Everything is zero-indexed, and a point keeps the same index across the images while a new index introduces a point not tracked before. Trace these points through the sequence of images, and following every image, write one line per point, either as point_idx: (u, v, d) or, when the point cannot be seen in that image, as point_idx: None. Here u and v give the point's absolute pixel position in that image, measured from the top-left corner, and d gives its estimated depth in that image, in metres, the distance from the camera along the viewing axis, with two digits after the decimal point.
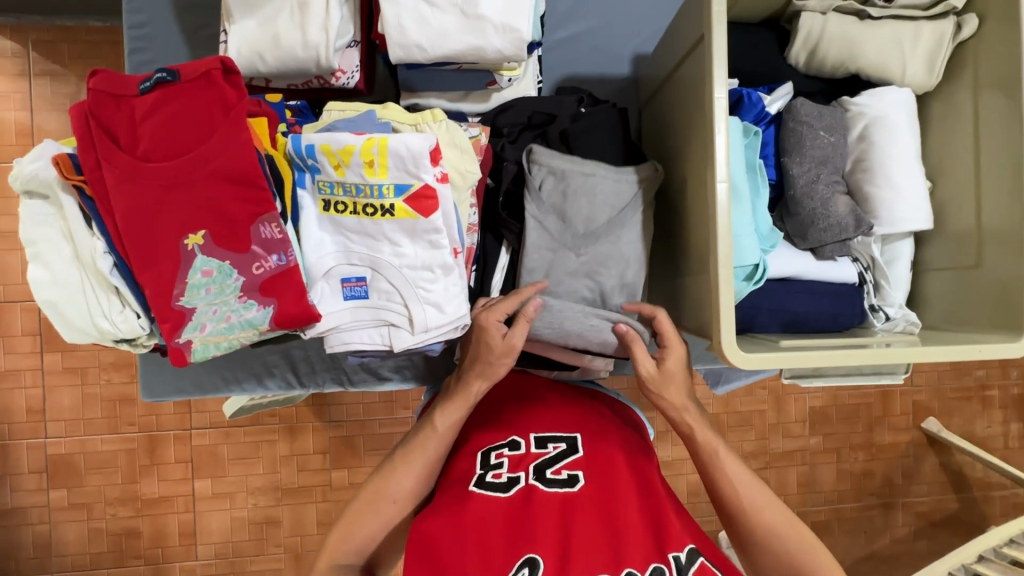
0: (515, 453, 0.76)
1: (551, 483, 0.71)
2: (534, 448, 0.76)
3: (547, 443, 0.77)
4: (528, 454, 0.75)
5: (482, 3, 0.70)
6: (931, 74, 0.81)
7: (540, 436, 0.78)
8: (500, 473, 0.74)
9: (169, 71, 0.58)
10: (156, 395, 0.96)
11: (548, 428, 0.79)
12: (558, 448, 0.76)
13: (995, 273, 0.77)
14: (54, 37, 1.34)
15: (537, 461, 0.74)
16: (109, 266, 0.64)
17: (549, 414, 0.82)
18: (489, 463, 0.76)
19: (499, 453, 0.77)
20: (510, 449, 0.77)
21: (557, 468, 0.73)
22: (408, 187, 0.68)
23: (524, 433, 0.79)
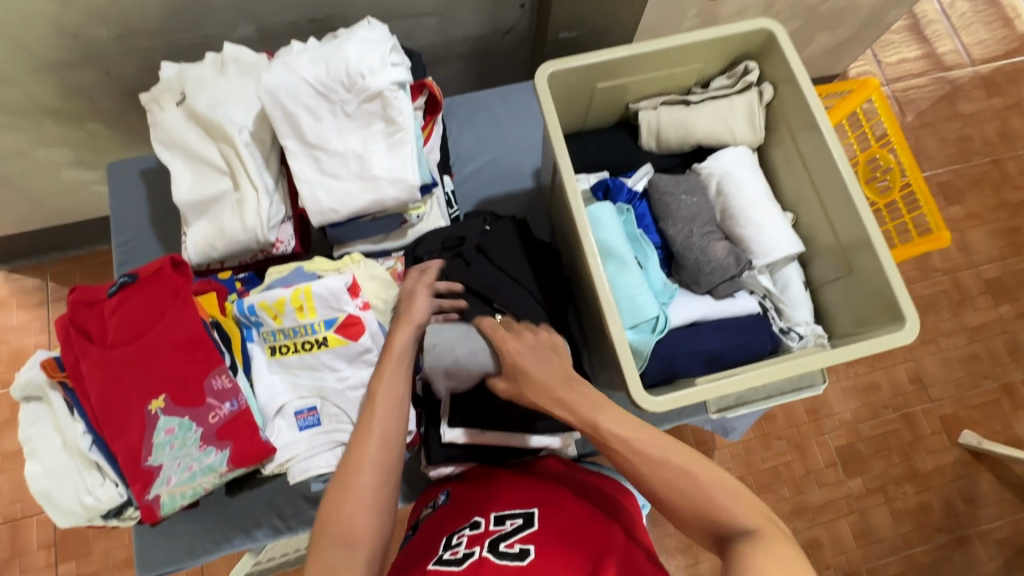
0: (475, 532, 0.73)
1: (503, 558, 0.67)
2: (493, 526, 0.73)
3: (506, 520, 0.74)
4: (485, 532, 0.72)
5: (374, 166, 0.89)
6: (754, 130, 0.99)
7: (501, 513, 0.75)
8: (456, 551, 0.71)
9: (130, 274, 0.75)
10: (152, 570, 1.00)
11: (509, 506, 0.77)
12: (515, 523, 0.72)
13: (869, 275, 0.86)
14: (68, 267, 1.60)
15: (492, 537, 0.71)
16: (88, 443, 0.75)
17: (513, 491, 0.80)
18: (450, 544, 0.73)
19: (460, 533, 0.74)
20: (471, 528, 0.74)
21: (511, 542, 0.69)
22: (336, 319, 0.81)
23: (485, 513, 0.76)
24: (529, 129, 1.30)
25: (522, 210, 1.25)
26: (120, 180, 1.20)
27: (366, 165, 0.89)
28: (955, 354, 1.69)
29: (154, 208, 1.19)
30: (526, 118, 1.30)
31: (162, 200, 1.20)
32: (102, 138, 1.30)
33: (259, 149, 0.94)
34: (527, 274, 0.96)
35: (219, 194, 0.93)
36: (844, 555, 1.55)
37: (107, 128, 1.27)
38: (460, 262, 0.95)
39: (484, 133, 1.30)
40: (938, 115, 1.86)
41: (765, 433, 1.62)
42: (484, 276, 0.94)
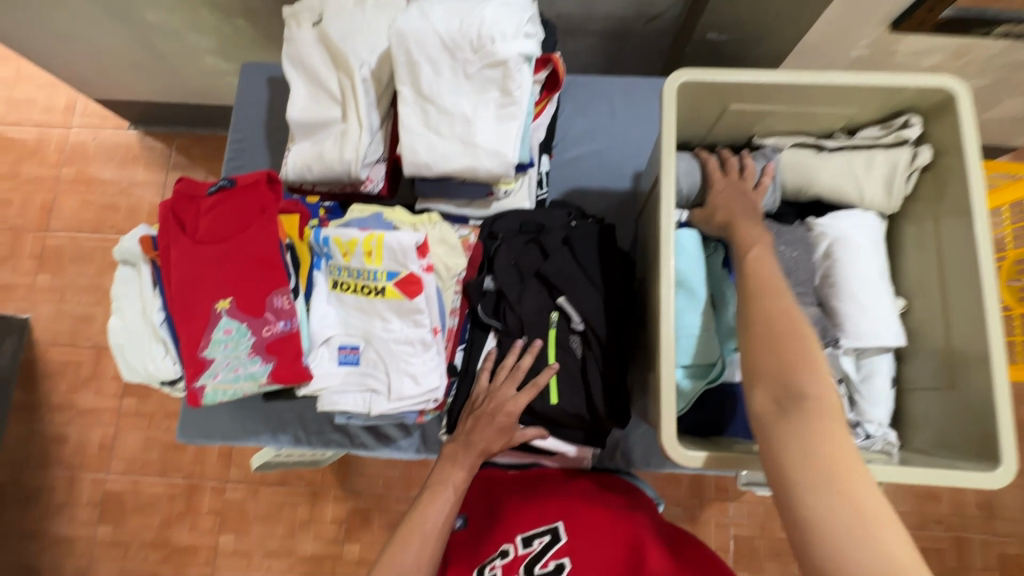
0: (506, 560, 0.80)
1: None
2: (522, 550, 0.80)
3: (533, 540, 0.80)
4: (517, 558, 0.79)
5: (478, 134, 0.88)
6: (891, 197, 0.87)
7: (525, 535, 0.82)
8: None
9: (230, 181, 0.80)
10: (188, 437, 1.11)
11: (530, 523, 0.83)
12: (543, 542, 0.80)
13: (973, 397, 0.75)
14: (191, 143, 1.74)
15: (525, 562, 0.78)
16: (160, 319, 0.83)
17: (532, 510, 0.85)
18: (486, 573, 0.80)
19: (493, 565, 0.80)
20: (501, 558, 0.80)
21: (546, 562, 0.77)
22: (398, 273, 0.83)
23: (510, 537, 0.82)
24: (643, 129, 1.23)
25: (610, 210, 1.20)
26: (248, 80, 1.28)
27: (469, 129, 0.88)
28: None
29: (270, 115, 1.26)
30: (643, 116, 1.23)
31: (278, 108, 1.26)
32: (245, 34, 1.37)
33: (375, 87, 0.96)
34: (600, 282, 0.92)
35: (328, 120, 0.96)
36: None
37: (250, 27, 1.34)
38: (535, 249, 0.94)
39: (595, 121, 1.24)
40: None
41: None
42: (553, 269, 0.91)
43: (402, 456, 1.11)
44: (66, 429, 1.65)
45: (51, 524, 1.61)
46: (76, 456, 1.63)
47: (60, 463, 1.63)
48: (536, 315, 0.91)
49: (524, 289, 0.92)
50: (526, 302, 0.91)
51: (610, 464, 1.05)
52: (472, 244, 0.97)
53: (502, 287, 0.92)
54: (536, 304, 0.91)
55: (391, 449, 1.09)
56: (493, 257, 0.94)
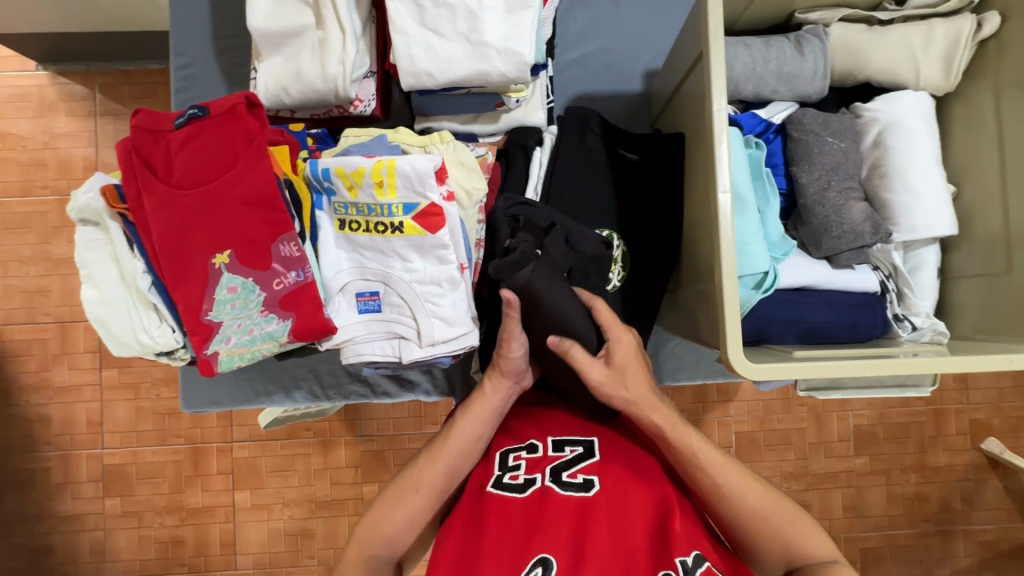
0: (534, 456, 0.73)
1: (568, 488, 0.67)
2: (551, 452, 0.72)
3: (565, 446, 0.73)
4: (545, 457, 0.72)
5: (486, 30, 0.74)
6: (948, 75, 0.79)
7: (558, 438, 0.74)
8: (517, 475, 0.71)
9: (200, 107, 0.65)
10: (194, 406, 1.03)
11: (567, 430, 0.75)
12: (575, 451, 0.72)
13: None
14: (117, 81, 1.49)
15: (553, 464, 0.70)
16: (148, 284, 0.71)
17: (566, 415, 0.78)
18: (508, 465, 0.73)
19: (517, 454, 0.74)
20: (528, 451, 0.73)
21: (574, 472, 0.69)
22: (416, 206, 0.72)
23: (542, 435, 0.75)
24: (650, 21, 1.09)
25: (619, 118, 1.10)
26: None
27: (475, 26, 0.74)
28: None
29: (215, 31, 1.06)
30: (650, 5, 1.09)
31: (225, 23, 1.07)
32: None
33: None
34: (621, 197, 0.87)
35: (300, 29, 0.80)
36: (828, 521, 1.55)
37: None
38: (563, 240, 0.80)
39: (595, 14, 1.09)
40: None
41: (790, 397, 1.55)
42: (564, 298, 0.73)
43: (427, 400, 1.07)
44: (48, 409, 1.53)
45: (54, 504, 1.54)
46: (63, 435, 1.53)
47: (49, 444, 1.53)
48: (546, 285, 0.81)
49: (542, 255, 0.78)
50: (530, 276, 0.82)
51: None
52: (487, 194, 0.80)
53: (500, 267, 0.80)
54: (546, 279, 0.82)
55: (417, 391, 1.05)
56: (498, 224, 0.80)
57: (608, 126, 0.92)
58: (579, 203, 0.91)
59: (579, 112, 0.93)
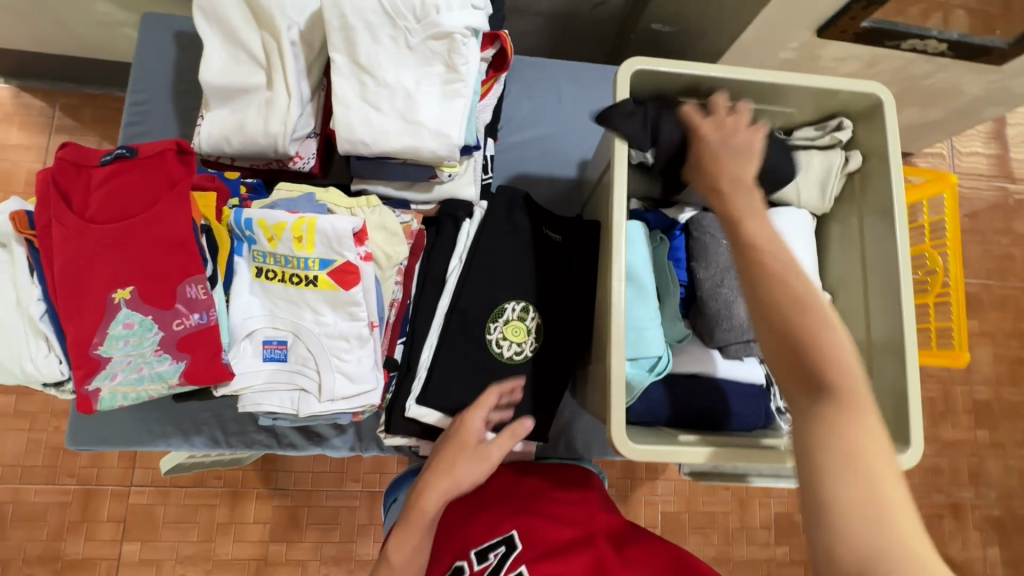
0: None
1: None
2: (479, 564, 0.77)
3: (488, 552, 0.78)
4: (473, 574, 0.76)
5: (420, 111, 0.81)
6: (823, 198, 0.92)
7: (479, 549, 0.79)
8: None
9: (129, 148, 0.68)
10: (80, 443, 0.97)
11: (485, 533, 0.80)
12: (498, 553, 0.77)
13: (885, 382, 0.81)
14: (80, 102, 1.49)
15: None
16: (40, 311, 0.69)
17: (479, 517, 0.84)
18: None
19: None
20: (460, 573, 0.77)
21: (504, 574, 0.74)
22: (332, 262, 0.75)
23: (465, 552, 0.79)
24: (589, 116, 1.21)
25: (555, 198, 1.18)
26: (151, 33, 1.11)
27: (411, 105, 0.81)
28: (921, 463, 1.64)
29: (178, 75, 1.11)
30: (588, 104, 1.21)
31: (189, 69, 1.12)
32: None
33: (304, 53, 0.86)
34: (529, 273, 0.95)
35: (250, 87, 0.85)
36: None
37: None
38: None
39: (541, 105, 1.21)
40: (990, 226, 1.76)
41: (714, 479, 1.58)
42: None
43: (335, 454, 1.04)
44: None
45: None
46: None
47: None
48: (467, 321, 0.91)
49: (468, 296, 0.92)
50: (456, 312, 0.91)
51: (553, 455, 1.08)
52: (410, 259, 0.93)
53: (417, 317, 0.92)
54: (473, 312, 0.92)
55: (327, 445, 1.03)
56: (424, 274, 0.93)
57: (535, 207, 0.98)
58: (498, 272, 0.94)
59: (510, 194, 0.98)
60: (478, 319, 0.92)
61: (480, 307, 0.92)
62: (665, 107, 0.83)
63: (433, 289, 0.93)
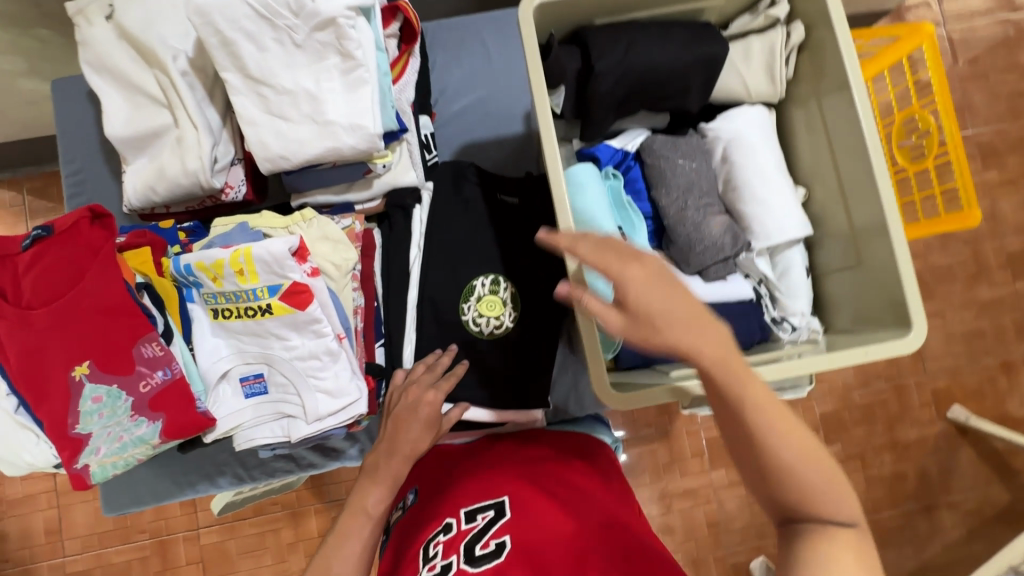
0: (448, 536, 0.70)
1: (482, 562, 0.64)
2: (465, 525, 0.71)
3: (476, 514, 0.71)
4: (459, 534, 0.70)
5: (329, 109, 0.77)
6: (773, 83, 0.84)
7: (470, 509, 0.73)
8: (434, 564, 0.67)
9: (43, 227, 0.66)
10: (117, 508, 1.02)
11: (478, 496, 0.74)
12: (486, 517, 0.70)
13: (879, 267, 0.76)
14: (43, 183, 1.50)
15: (467, 539, 0.68)
16: (13, 405, 0.71)
17: (477, 480, 0.78)
18: (427, 555, 0.70)
19: (435, 541, 0.71)
20: (444, 533, 0.71)
21: (486, 542, 0.67)
22: (280, 286, 0.74)
23: (455, 511, 0.74)
24: (522, 65, 1.14)
25: (510, 158, 1.13)
26: (65, 99, 1.09)
27: (318, 106, 0.77)
28: (961, 329, 1.58)
29: (104, 135, 1.09)
30: (520, 52, 1.14)
31: None
32: (53, 46, 1.15)
33: (200, 79, 0.82)
34: (491, 244, 0.92)
35: (158, 129, 0.83)
36: None
37: (56, 36, 1.13)
38: None
39: (472, 67, 1.15)
40: (993, 66, 1.61)
41: None
42: None
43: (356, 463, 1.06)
44: (4, 524, 1.48)
45: None
46: (24, 549, 1.48)
47: (10, 560, 1.48)
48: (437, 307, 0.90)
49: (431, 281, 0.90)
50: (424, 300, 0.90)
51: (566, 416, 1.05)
52: (365, 260, 0.89)
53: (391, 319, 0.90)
54: (442, 297, 0.90)
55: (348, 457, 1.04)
56: (387, 268, 0.91)
57: (483, 174, 0.93)
58: (458, 251, 0.91)
59: (454, 165, 0.94)
60: (445, 304, 0.90)
61: (449, 291, 0.90)
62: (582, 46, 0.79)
63: (395, 288, 0.90)
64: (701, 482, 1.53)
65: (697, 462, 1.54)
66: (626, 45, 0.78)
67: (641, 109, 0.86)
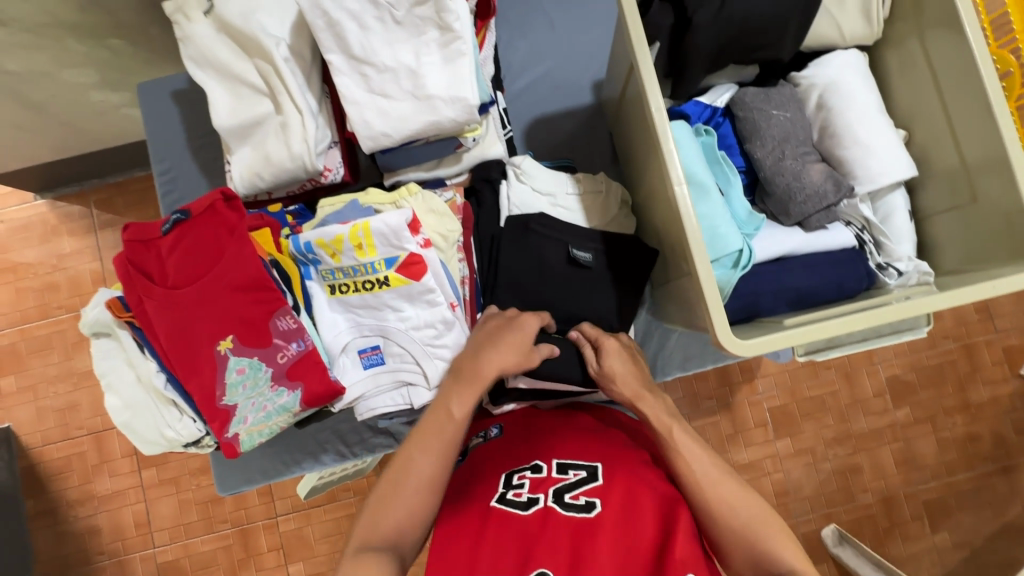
0: (537, 476, 0.72)
1: (569, 509, 0.66)
2: (556, 473, 0.71)
3: (569, 469, 0.72)
4: (549, 478, 0.71)
5: (429, 84, 0.79)
6: (870, 24, 0.83)
7: (564, 461, 0.73)
8: (521, 492, 0.70)
9: (181, 211, 0.71)
10: (230, 488, 1.06)
11: (574, 452, 0.74)
12: (579, 475, 0.70)
13: (995, 202, 0.74)
14: (110, 194, 1.54)
15: (556, 485, 0.70)
16: (163, 380, 0.76)
17: (577, 433, 0.78)
18: (511, 483, 0.72)
19: (522, 474, 0.73)
20: (533, 471, 0.73)
21: (576, 494, 0.68)
22: (396, 258, 0.76)
23: (547, 457, 0.74)
24: (586, 37, 1.14)
25: (578, 130, 1.13)
26: (151, 102, 1.13)
27: (419, 81, 0.79)
28: None
29: (189, 133, 1.13)
30: (584, 24, 1.14)
31: (197, 125, 1.14)
32: (128, 55, 1.18)
33: (299, 66, 0.85)
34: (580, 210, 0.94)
35: (261, 117, 0.86)
36: (883, 479, 1.51)
37: (131, 44, 1.16)
38: None
39: (536, 41, 1.15)
40: None
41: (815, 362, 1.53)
42: None
43: None
44: (96, 519, 1.53)
45: None
46: (115, 541, 1.53)
47: (103, 553, 1.53)
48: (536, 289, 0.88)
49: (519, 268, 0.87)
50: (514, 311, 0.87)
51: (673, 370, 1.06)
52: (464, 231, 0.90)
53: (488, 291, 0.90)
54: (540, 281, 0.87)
55: None
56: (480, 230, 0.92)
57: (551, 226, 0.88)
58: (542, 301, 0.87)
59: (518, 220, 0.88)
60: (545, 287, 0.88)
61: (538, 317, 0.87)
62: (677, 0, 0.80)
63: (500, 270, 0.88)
64: (770, 451, 1.51)
65: (762, 431, 1.51)
66: None
67: (731, 62, 0.86)
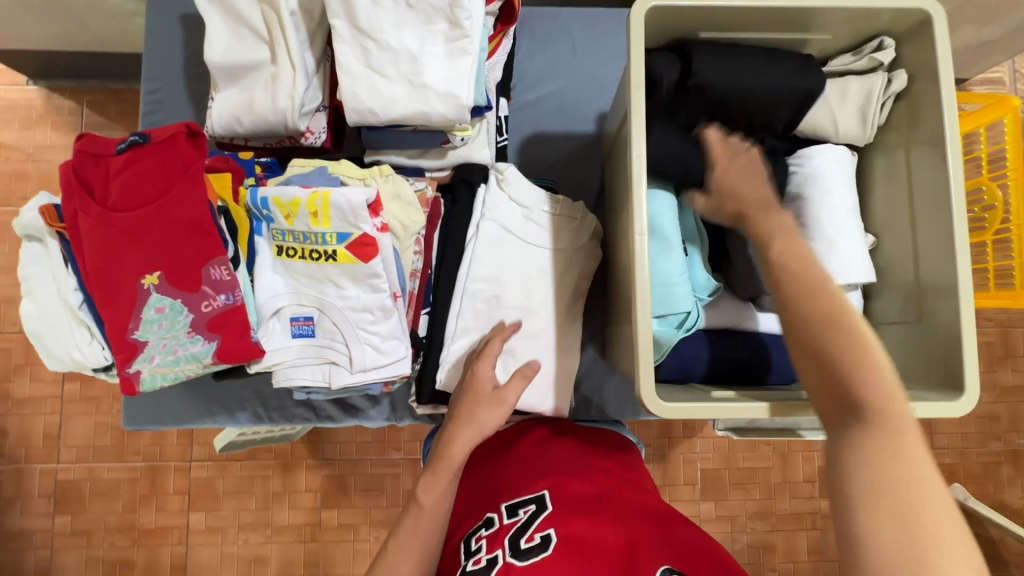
0: (491, 531, 0.73)
1: (529, 553, 0.68)
2: (506, 520, 0.74)
3: (518, 509, 0.75)
4: (502, 528, 0.73)
5: (427, 74, 0.78)
6: (864, 128, 0.84)
7: (510, 505, 0.76)
8: (479, 558, 0.70)
9: (141, 134, 0.69)
10: (136, 424, 1.03)
11: (517, 493, 0.78)
12: (528, 510, 0.74)
13: (938, 327, 0.76)
14: (104, 98, 1.50)
15: (510, 534, 0.71)
16: (78, 300, 0.74)
17: (517, 469, 0.83)
18: (471, 550, 0.72)
19: (478, 537, 0.74)
20: (487, 529, 0.74)
21: (531, 534, 0.70)
22: (349, 235, 0.75)
23: (496, 507, 0.77)
24: (605, 67, 1.14)
25: (574, 156, 1.13)
26: (158, 18, 1.10)
27: (417, 67, 0.78)
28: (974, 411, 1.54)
29: (189, 60, 1.11)
30: (607, 55, 1.15)
31: (199, 54, 1.11)
32: None
33: (305, 22, 0.84)
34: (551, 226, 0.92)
35: (254, 63, 0.84)
36: (792, 564, 1.52)
37: None
38: None
39: (556, 58, 1.15)
40: None
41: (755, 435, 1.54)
42: None
43: (372, 425, 1.06)
44: (5, 420, 1.47)
45: (3, 518, 1.47)
46: (18, 447, 1.47)
47: (3, 456, 1.47)
48: None
49: None
50: None
51: (585, 416, 1.05)
52: (426, 226, 0.90)
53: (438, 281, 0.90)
54: None
55: (376, 415, 1.04)
56: (445, 227, 0.91)
57: None
58: None
59: None
60: None
61: None
62: (687, 54, 0.80)
63: None
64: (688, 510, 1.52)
65: (688, 489, 1.53)
66: (729, 66, 0.79)
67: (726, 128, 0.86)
